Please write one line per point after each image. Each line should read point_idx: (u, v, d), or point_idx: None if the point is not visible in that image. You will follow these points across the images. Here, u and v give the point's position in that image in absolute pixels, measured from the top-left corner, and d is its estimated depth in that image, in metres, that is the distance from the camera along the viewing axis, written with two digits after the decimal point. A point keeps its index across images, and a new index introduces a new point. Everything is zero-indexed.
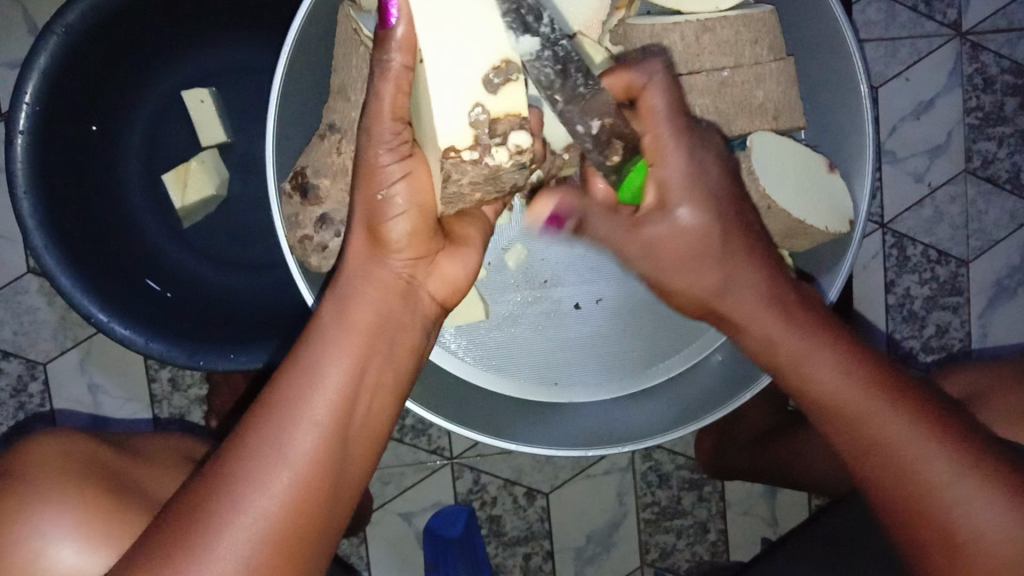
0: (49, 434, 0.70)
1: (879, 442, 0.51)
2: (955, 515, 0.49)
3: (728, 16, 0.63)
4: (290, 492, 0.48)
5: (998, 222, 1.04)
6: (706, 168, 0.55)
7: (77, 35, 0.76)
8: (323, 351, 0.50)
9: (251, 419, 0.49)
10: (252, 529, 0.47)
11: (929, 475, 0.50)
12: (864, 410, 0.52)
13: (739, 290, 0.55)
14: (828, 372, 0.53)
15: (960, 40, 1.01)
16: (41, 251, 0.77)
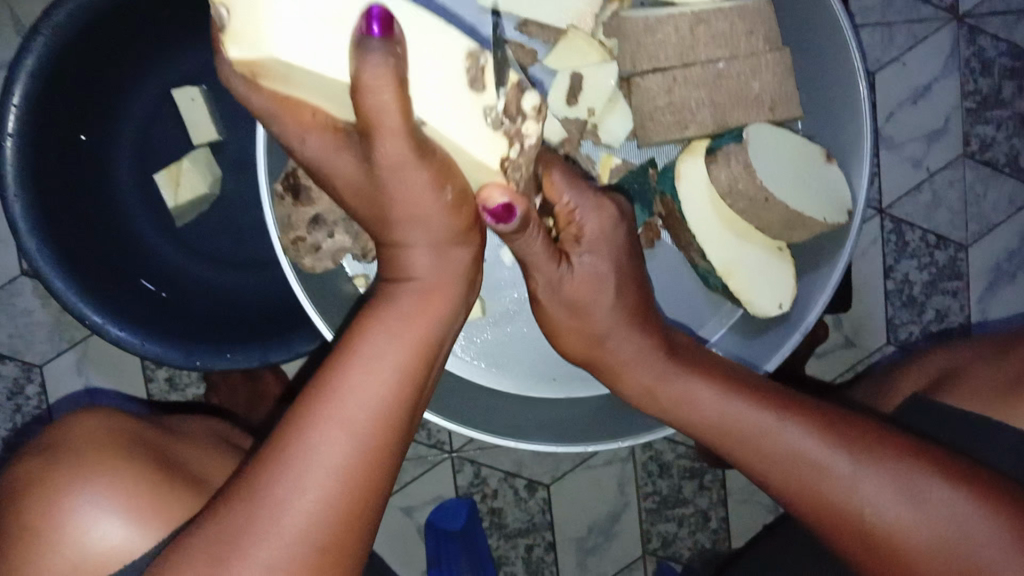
0: (86, 417, 0.70)
1: (793, 455, 0.55)
2: (862, 508, 0.52)
3: (723, 7, 0.62)
4: (362, 453, 0.46)
5: (997, 206, 1.03)
6: (610, 227, 0.61)
7: (64, 34, 0.75)
8: (396, 311, 0.50)
9: (317, 384, 0.48)
10: (322, 493, 0.45)
11: (845, 475, 0.53)
12: (759, 427, 0.57)
13: (620, 339, 0.61)
14: (721, 399, 0.59)
15: (957, 22, 1.00)
16: (34, 254, 0.77)
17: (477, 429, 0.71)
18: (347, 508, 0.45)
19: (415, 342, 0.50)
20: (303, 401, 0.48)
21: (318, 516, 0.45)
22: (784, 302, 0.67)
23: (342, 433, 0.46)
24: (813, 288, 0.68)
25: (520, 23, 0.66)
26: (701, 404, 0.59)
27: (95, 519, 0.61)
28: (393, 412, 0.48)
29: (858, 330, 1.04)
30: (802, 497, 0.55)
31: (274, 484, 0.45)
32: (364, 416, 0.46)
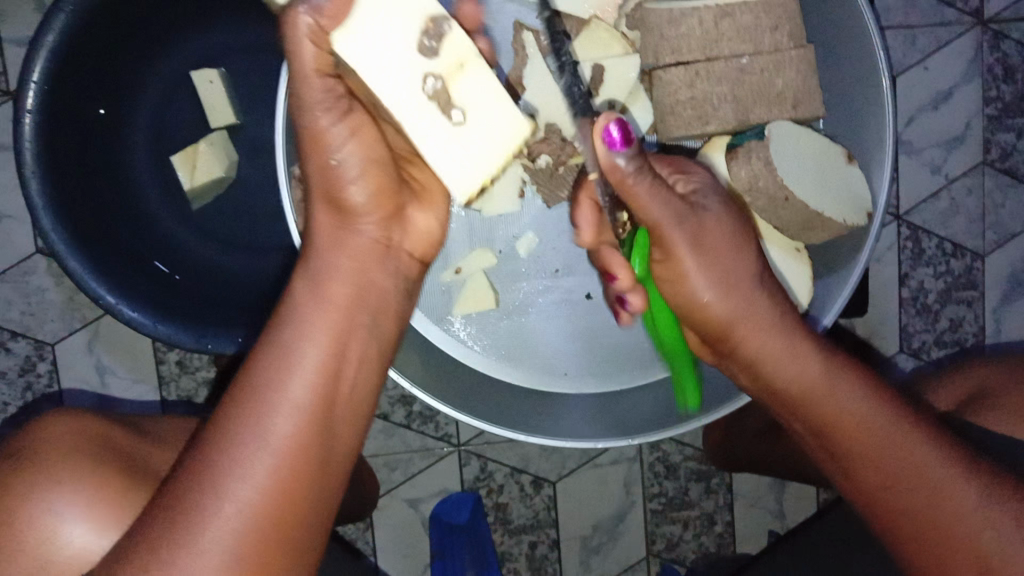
0: (57, 424, 0.65)
1: (918, 468, 0.54)
2: (981, 536, 0.52)
3: (748, 2, 0.62)
4: (267, 476, 0.48)
5: (1016, 215, 1.02)
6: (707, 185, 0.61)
7: (86, 12, 0.75)
8: (300, 325, 0.52)
9: (229, 400, 0.51)
10: (237, 515, 0.47)
11: (957, 498, 0.53)
12: (888, 433, 0.55)
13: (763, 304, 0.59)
14: (851, 391, 0.57)
15: (982, 28, 0.99)
16: (49, 232, 0.76)
17: (484, 420, 0.69)
18: (270, 518, 0.48)
19: (332, 354, 0.52)
20: (225, 412, 0.50)
21: (250, 520, 0.48)
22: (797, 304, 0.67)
23: (266, 447, 0.49)
24: (830, 288, 0.68)
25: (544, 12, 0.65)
26: (827, 410, 0.57)
27: (55, 522, 0.60)
28: (311, 420, 0.50)
29: (872, 337, 1.03)
30: (919, 518, 0.54)
31: (201, 491, 0.47)
32: (282, 431, 0.49)
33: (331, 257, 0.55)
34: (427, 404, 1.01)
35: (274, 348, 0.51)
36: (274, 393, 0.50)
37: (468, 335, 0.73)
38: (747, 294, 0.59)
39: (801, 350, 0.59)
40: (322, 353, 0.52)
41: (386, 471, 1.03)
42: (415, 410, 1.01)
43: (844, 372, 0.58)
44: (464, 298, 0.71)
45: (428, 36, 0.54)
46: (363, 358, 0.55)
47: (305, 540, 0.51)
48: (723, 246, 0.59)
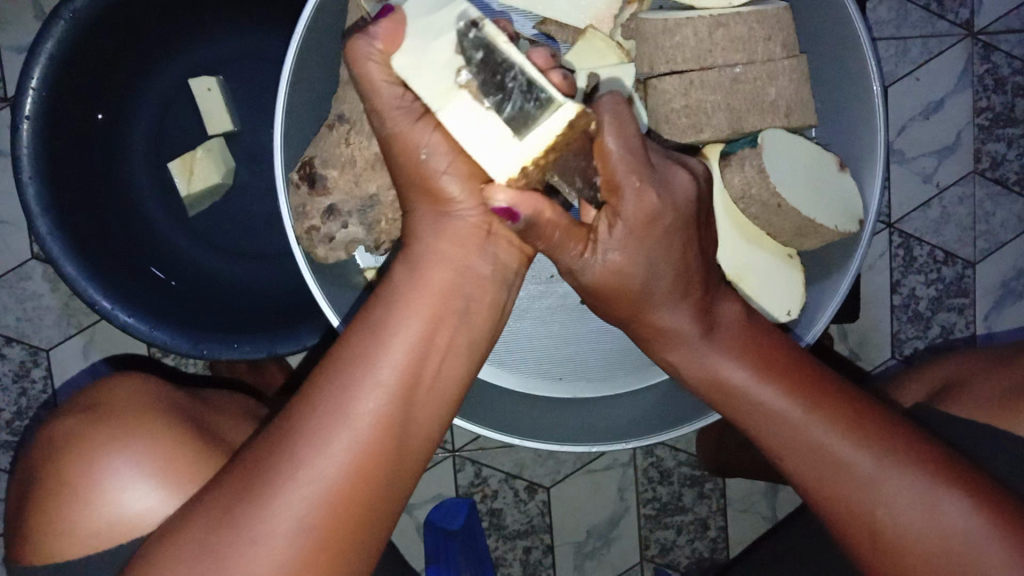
0: (126, 389, 0.71)
1: (818, 455, 0.54)
2: (886, 519, 0.53)
3: (742, 13, 0.63)
4: (350, 452, 0.51)
5: (1006, 223, 1.03)
6: (660, 210, 0.56)
7: (85, 19, 0.76)
8: (397, 307, 0.55)
9: (325, 372, 0.53)
10: (314, 487, 0.50)
11: (860, 467, 0.53)
12: (800, 427, 0.55)
13: (668, 311, 0.59)
14: (761, 387, 0.57)
15: (972, 39, 1.01)
16: (45, 237, 0.77)
17: (479, 424, 0.70)
18: (351, 486, 0.51)
19: (416, 336, 0.54)
20: (310, 389, 0.53)
21: (325, 493, 0.50)
22: (790, 310, 0.67)
23: (347, 423, 0.51)
24: (824, 293, 0.68)
25: (538, 22, 0.68)
26: (739, 394, 0.58)
27: (126, 481, 0.63)
28: (393, 399, 0.52)
29: (864, 344, 1.04)
30: (833, 500, 0.54)
31: (291, 462, 0.50)
32: (366, 408, 0.51)
33: (438, 244, 0.58)
34: None
35: (359, 331, 0.54)
36: (359, 374, 0.52)
37: None
38: (674, 312, 0.59)
39: (704, 329, 0.59)
40: (410, 334, 0.54)
41: None
42: None
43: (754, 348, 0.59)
44: None
45: (464, 39, 0.53)
46: (448, 345, 0.57)
47: (385, 513, 0.53)
48: (626, 286, 0.58)
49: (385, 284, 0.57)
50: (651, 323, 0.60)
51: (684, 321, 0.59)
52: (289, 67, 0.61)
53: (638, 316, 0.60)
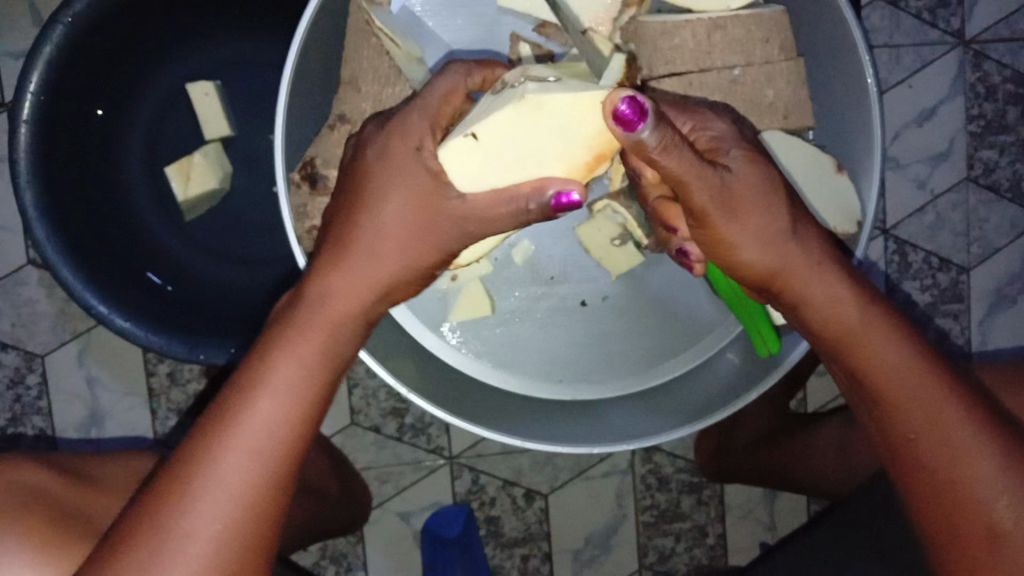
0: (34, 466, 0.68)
1: (922, 403, 0.52)
2: (970, 484, 0.51)
3: (739, 15, 0.63)
4: (250, 459, 0.50)
5: (1000, 230, 1.04)
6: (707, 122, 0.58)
7: (84, 24, 0.76)
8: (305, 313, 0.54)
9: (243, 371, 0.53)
10: (221, 493, 0.49)
11: (981, 476, 0.51)
12: (905, 373, 0.53)
13: (815, 275, 0.55)
14: (864, 310, 0.55)
15: (963, 48, 1.02)
16: (42, 241, 0.77)
17: (481, 427, 0.69)
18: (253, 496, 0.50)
19: (317, 367, 0.53)
20: (223, 403, 0.51)
21: (234, 498, 0.49)
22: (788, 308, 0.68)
23: (240, 445, 0.50)
24: None
25: (538, 25, 0.68)
26: (874, 366, 0.54)
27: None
28: (289, 424, 0.51)
29: None
30: (913, 462, 0.53)
31: (190, 477, 0.49)
32: (257, 429, 0.50)
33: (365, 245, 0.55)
34: (420, 415, 1.01)
35: (270, 349, 0.53)
36: (257, 397, 0.51)
37: (461, 341, 0.73)
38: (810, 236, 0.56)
39: (857, 300, 0.55)
40: (311, 365, 0.53)
41: (378, 484, 1.02)
42: (408, 422, 1.01)
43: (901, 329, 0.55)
44: (460, 304, 0.71)
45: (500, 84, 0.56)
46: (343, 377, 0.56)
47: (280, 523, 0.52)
48: (763, 197, 0.54)
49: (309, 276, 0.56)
50: (794, 269, 0.55)
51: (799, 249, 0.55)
52: (287, 76, 0.61)
53: (780, 279, 0.56)
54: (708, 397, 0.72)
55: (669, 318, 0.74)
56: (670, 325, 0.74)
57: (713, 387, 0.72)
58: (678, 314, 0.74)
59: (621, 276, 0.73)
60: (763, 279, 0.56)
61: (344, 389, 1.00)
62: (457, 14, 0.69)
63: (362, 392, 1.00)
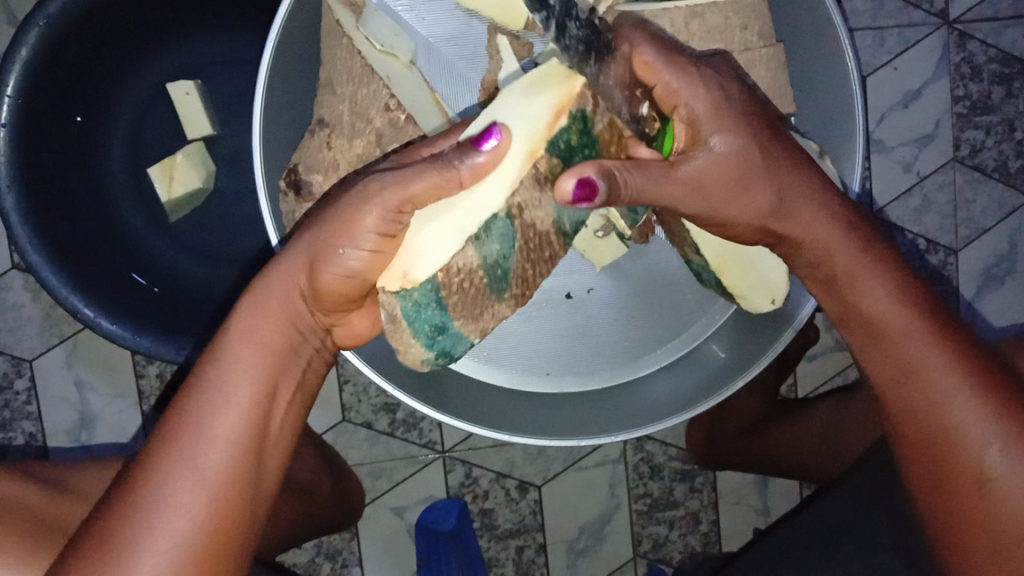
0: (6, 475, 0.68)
1: (910, 352, 0.52)
2: (962, 433, 0.50)
3: (717, 2, 0.63)
4: (213, 482, 0.48)
5: (987, 210, 1.04)
6: (724, 91, 0.55)
7: (60, 25, 0.75)
8: (244, 333, 0.53)
9: (183, 398, 0.51)
10: (181, 523, 0.47)
11: (967, 420, 0.50)
12: (897, 320, 0.53)
13: (813, 215, 0.55)
14: (852, 248, 0.55)
15: (947, 28, 1.01)
16: (25, 246, 0.76)
17: (469, 422, 0.69)
18: (212, 523, 0.48)
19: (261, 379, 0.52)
20: (164, 426, 0.50)
21: (194, 526, 0.47)
22: (775, 297, 0.67)
23: (196, 475, 0.48)
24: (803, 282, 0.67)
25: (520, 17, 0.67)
26: (866, 303, 0.54)
27: None
28: (243, 452, 0.50)
29: None
30: (911, 412, 0.52)
31: (150, 506, 0.47)
32: (211, 460, 0.49)
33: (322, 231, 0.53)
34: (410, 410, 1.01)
35: (206, 369, 0.51)
36: (196, 415, 0.49)
37: None
38: (798, 181, 0.56)
39: (848, 235, 0.55)
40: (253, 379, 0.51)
41: (371, 479, 1.02)
42: (400, 417, 1.01)
43: (896, 273, 0.55)
44: None
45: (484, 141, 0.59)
46: (284, 404, 0.54)
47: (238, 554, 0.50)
48: (741, 171, 0.54)
49: (254, 295, 0.54)
50: (773, 216, 0.56)
51: (773, 197, 0.55)
52: (264, 73, 0.62)
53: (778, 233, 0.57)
54: (694, 386, 0.72)
55: (653, 307, 0.74)
56: (657, 312, 0.74)
57: (701, 375, 0.72)
58: (666, 300, 0.74)
59: (607, 268, 0.73)
60: (756, 231, 0.57)
61: (335, 386, 1.00)
62: (436, 7, 0.69)
63: (352, 388, 1.00)
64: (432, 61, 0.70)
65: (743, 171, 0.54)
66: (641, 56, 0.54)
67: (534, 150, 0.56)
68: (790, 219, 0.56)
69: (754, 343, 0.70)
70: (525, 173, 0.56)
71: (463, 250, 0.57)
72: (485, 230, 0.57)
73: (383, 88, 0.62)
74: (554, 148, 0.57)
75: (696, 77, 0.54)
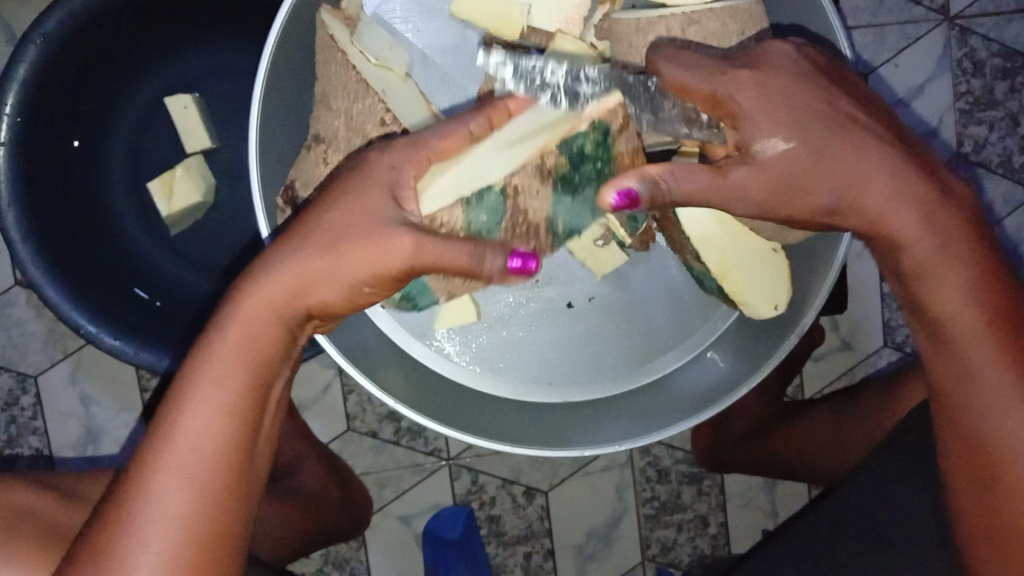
0: (21, 484, 0.68)
1: (959, 360, 0.53)
2: (1010, 457, 0.51)
3: (714, 8, 0.62)
4: (191, 484, 0.47)
5: (992, 206, 1.03)
6: (779, 91, 0.53)
7: (57, 42, 0.75)
8: (226, 325, 0.51)
9: (167, 399, 0.50)
10: (164, 527, 0.46)
11: (1021, 435, 0.50)
12: (967, 330, 0.52)
13: (878, 187, 0.52)
14: (920, 246, 0.53)
15: (949, 24, 1.00)
16: (27, 263, 0.76)
17: (470, 433, 0.69)
18: (199, 524, 0.47)
19: (242, 383, 0.50)
20: (150, 430, 0.50)
21: (175, 529, 0.46)
22: (779, 303, 0.67)
23: (174, 479, 0.47)
24: (810, 289, 0.67)
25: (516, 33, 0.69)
26: (934, 291, 0.53)
27: None
28: (223, 448, 0.49)
29: (856, 332, 1.02)
30: (958, 417, 0.53)
31: (131, 512, 0.46)
32: (189, 460, 0.48)
33: (329, 218, 0.52)
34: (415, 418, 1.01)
35: (189, 370, 0.50)
36: (178, 417, 0.49)
37: (449, 349, 0.73)
38: (885, 166, 0.53)
39: (924, 232, 0.53)
40: (235, 378, 0.50)
41: (377, 488, 1.02)
42: (405, 425, 1.01)
43: (974, 274, 0.52)
44: (445, 313, 0.70)
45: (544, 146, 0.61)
46: (268, 393, 0.52)
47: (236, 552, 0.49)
48: (813, 161, 0.52)
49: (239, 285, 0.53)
50: (841, 210, 0.54)
51: (841, 189, 0.53)
52: (261, 82, 0.62)
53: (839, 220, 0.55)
54: (697, 393, 0.72)
55: (656, 315, 0.73)
56: (661, 320, 0.74)
57: (705, 383, 0.72)
58: (670, 307, 0.73)
59: (609, 276, 0.72)
60: (810, 221, 0.57)
61: (339, 396, 1.00)
62: (432, 18, 0.69)
63: (357, 398, 1.00)
64: (427, 72, 0.70)
65: (801, 175, 0.53)
66: (672, 75, 0.54)
67: (547, 144, 0.60)
68: (858, 206, 0.53)
69: (758, 348, 0.70)
70: (532, 160, 0.60)
71: (453, 209, 0.59)
72: (476, 198, 0.59)
73: (378, 102, 0.62)
74: (566, 147, 0.60)
75: (746, 75, 0.53)
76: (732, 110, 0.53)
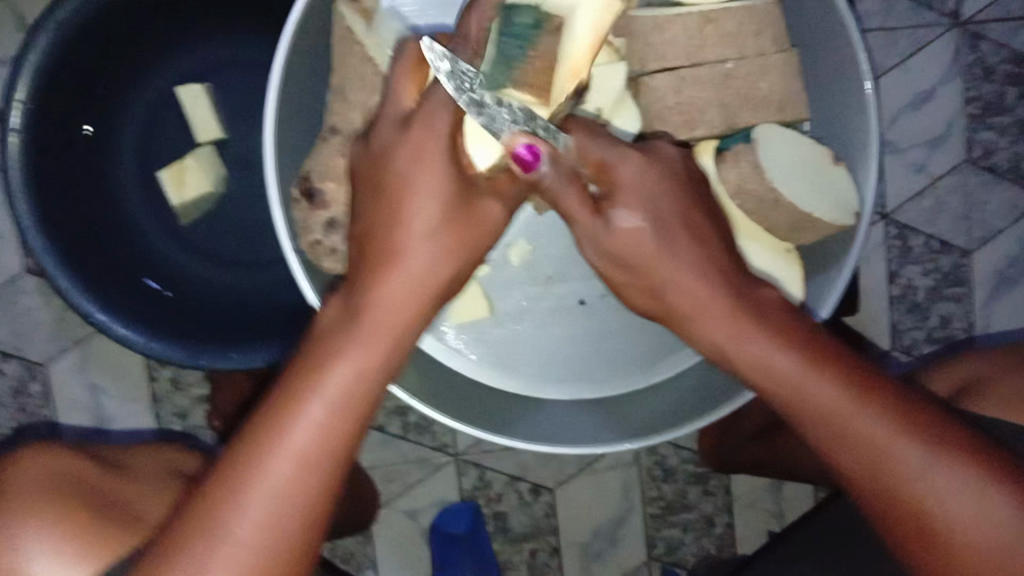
0: (67, 455, 0.71)
1: (844, 425, 0.49)
2: (929, 502, 0.48)
3: (731, 8, 0.63)
4: (282, 489, 0.50)
5: (1000, 211, 1.03)
6: (655, 185, 0.57)
7: (71, 30, 0.76)
8: (338, 340, 0.53)
9: (261, 413, 0.52)
10: (255, 528, 0.49)
11: (935, 484, 0.48)
12: (829, 404, 0.50)
13: (680, 276, 0.56)
14: (749, 331, 0.53)
15: (960, 28, 1.01)
16: (39, 251, 0.77)
17: (480, 427, 0.70)
18: (284, 525, 0.50)
19: (346, 398, 0.51)
20: (249, 434, 0.51)
21: (265, 533, 0.49)
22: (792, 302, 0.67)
23: (266, 489, 0.49)
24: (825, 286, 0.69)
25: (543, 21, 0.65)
26: (772, 374, 0.52)
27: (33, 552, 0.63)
28: (326, 454, 0.51)
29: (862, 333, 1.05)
30: (865, 484, 0.50)
31: (220, 518, 0.49)
32: (284, 473, 0.50)
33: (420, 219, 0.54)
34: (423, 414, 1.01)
35: (295, 389, 0.51)
36: (284, 427, 0.50)
37: (459, 344, 0.73)
38: (690, 250, 0.56)
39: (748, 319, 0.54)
40: (360, 385, 0.52)
41: (385, 483, 1.03)
42: (412, 420, 1.02)
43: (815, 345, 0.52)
44: (454, 309, 0.71)
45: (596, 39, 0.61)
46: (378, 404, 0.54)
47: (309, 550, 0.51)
48: (655, 242, 0.56)
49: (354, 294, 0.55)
50: (672, 290, 0.56)
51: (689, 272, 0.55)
52: (277, 75, 0.62)
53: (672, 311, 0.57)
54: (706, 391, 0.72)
55: None
56: None
57: None
58: None
59: None
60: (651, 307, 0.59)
61: None
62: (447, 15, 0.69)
63: None
64: None
65: (646, 260, 0.56)
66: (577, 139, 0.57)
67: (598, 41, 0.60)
68: (684, 296, 0.56)
69: None
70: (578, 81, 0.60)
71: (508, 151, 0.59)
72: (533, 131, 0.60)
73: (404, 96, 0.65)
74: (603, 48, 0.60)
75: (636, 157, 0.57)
76: (626, 172, 0.57)
